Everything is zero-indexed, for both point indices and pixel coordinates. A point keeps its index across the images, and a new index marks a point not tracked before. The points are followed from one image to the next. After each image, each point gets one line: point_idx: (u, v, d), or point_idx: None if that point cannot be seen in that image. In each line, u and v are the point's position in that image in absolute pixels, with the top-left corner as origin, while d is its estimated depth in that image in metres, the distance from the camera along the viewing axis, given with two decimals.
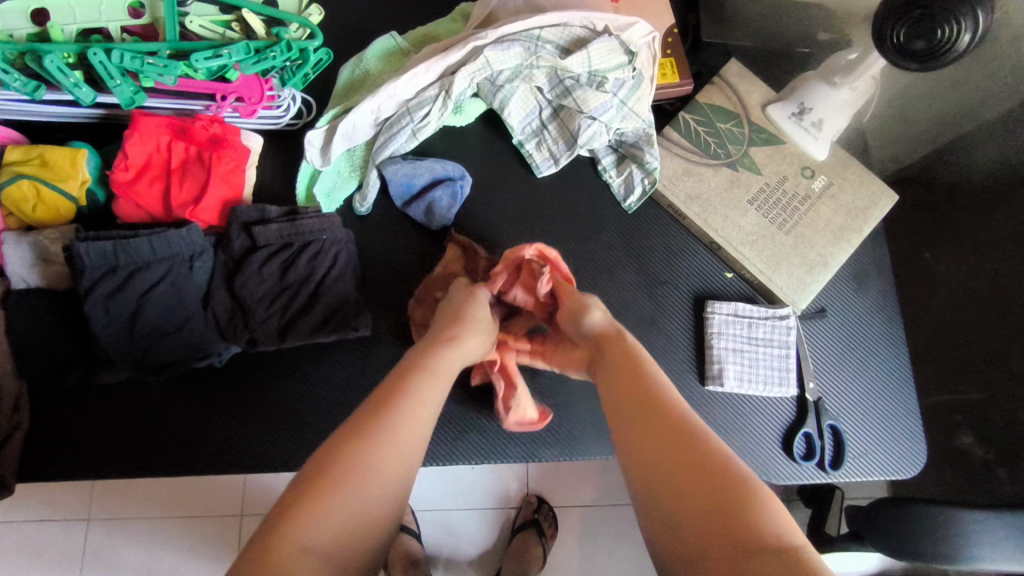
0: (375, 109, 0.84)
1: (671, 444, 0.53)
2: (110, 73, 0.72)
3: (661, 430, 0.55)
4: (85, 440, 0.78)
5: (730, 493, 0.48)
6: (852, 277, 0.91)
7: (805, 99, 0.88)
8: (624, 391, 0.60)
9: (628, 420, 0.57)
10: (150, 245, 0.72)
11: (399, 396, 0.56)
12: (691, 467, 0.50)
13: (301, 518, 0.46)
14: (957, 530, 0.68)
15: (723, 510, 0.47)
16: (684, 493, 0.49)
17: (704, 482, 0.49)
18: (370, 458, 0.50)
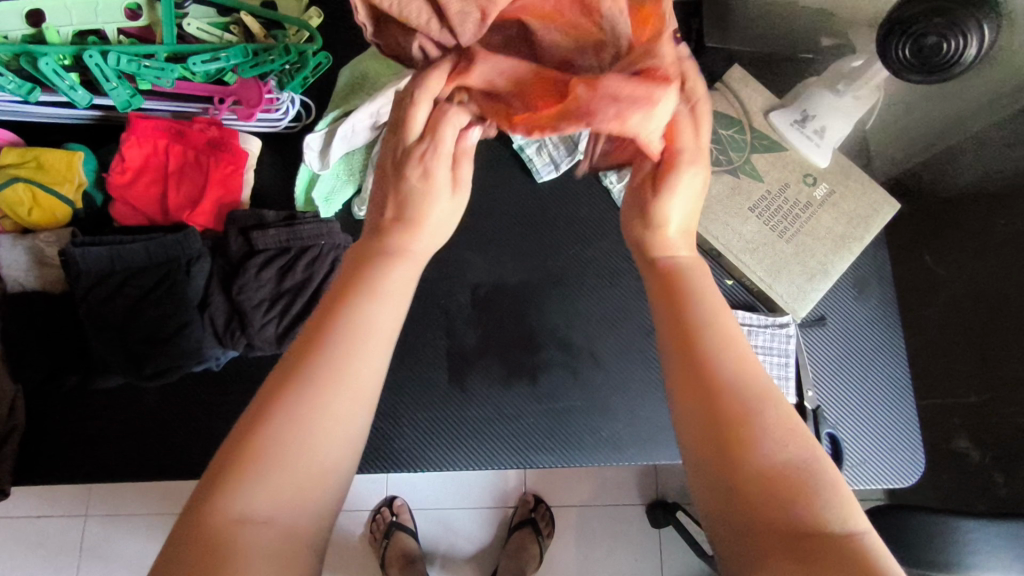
0: (375, 113, 0.82)
1: (719, 388, 0.42)
2: (106, 75, 0.71)
3: (703, 370, 0.43)
4: (82, 443, 0.77)
5: (786, 468, 0.38)
6: (852, 285, 0.91)
7: (807, 106, 0.87)
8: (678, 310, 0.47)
9: (686, 353, 0.44)
10: (146, 250, 0.73)
11: (347, 324, 0.43)
12: (743, 428, 0.40)
13: (235, 487, 0.37)
14: (954, 542, 0.68)
15: (778, 487, 0.38)
16: (732, 459, 0.39)
17: (754, 445, 0.39)
18: (314, 406, 0.40)
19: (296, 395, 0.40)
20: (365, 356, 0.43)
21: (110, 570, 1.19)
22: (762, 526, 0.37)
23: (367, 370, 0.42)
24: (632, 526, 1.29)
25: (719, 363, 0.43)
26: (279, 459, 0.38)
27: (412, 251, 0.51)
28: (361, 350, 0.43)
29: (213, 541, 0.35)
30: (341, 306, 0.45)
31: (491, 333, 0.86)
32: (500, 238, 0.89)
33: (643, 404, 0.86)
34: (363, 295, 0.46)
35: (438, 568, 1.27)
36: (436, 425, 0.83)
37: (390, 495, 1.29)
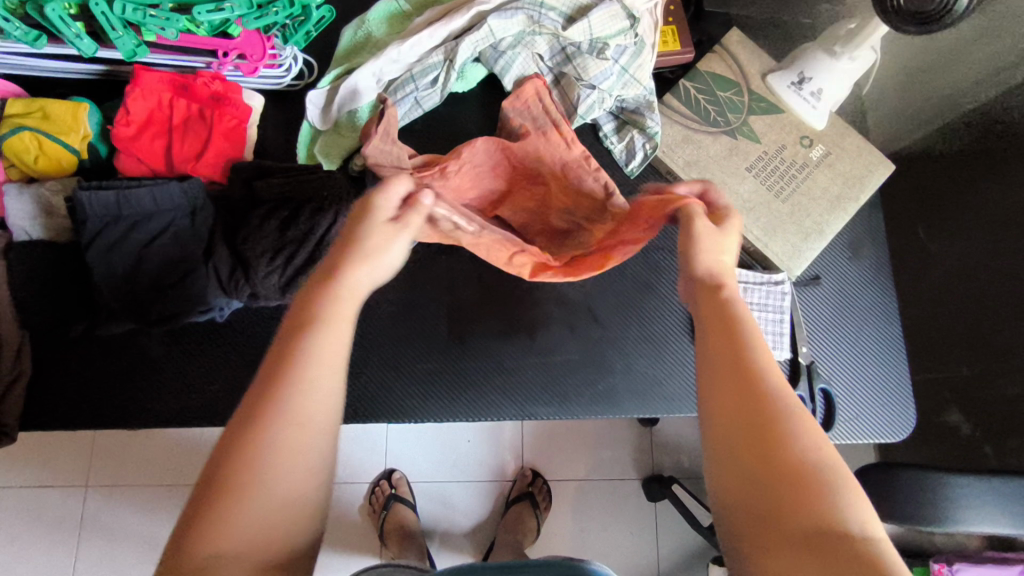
0: (377, 72, 0.84)
1: (749, 408, 0.47)
2: (112, 24, 0.71)
3: (732, 400, 0.48)
4: (86, 393, 0.79)
5: (802, 485, 0.42)
6: (847, 246, 0.92)
7: (804, 68, 0.88)
8: (715, 335, 0.52)
9: (716, 371, 0.50)
10: (152, 196, 0.73)
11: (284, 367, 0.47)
12: (764, 454, 0.45)
13: (208, 531, 0.42)
14: (944, 493, 0.69)
15: (789, 506, 0.42)
16: (749, 481, 0.44)
17: (770, 468, 0.44)
18: (271, 451, 0.44)
19: (253, 441, 0.44)
20: (312, 393, 0.47)
21: (111, 539, 1.20)
22: (773, 536, 0.42)
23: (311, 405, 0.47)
24: (628, 498, 1.31)
25: (751, 395, 0.47)
26: (243, 502, 0.43)
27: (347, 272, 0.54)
28: (311, 387, 0.47)
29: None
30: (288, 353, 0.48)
31: (490, 290, 0.87)
32: None
33: (639, 360, 0.87)
34: (309, 333, 0.49)
35: (437, 545, 1.28)
36: (436, 380, 0.85)
37: (389, 468, 1.30)
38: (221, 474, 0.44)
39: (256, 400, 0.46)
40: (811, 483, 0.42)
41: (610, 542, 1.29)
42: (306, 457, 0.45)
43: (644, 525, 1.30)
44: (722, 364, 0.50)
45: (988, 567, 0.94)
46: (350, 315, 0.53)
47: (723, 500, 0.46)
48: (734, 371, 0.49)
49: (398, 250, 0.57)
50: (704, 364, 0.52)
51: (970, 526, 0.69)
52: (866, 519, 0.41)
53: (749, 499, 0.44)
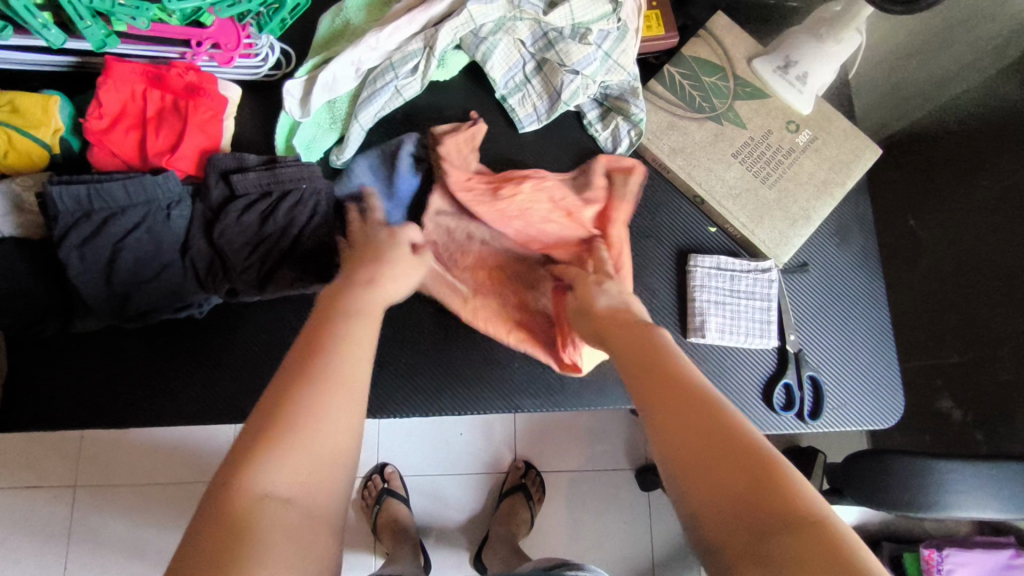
0: (357, 60, 0.83)
1: (685, 401, 0.47)
2: (80, 13, 0.68)
3: (668, 405, 0.48)
4: (65, 393, 0.77)
5: (749, 467, 0.41)
6: (834, 232, 0.91)
7: (790, 52, 0.87)
8: (642, 357, 0.54)
9: (646, 382, 0.51)
10: (125, 189, 0.71)
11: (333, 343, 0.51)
12: (714, 449, 0.43)
13: (261, 462, 0.42)
14: (934, 479, 0.69)
15: (742, 488, 0.41)
16: (696, 477, 0.43)
17: (714, 458, 0.43)
18: (319, 404, 0.46)
19: (302, 396, 0.46)
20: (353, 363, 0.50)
21: (101, 541, 1.19)
22: (733, 527, 0.40)
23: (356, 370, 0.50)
24: (621, 489, 1.30)
25: (681, 397, 0.48)
26: (296, 443, 0.44)
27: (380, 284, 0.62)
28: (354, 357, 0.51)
29: (240, 513, 0.40)
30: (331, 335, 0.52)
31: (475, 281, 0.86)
32: None
33: None
34: (341, 322, 0.54)
35: (432, 540, 1.27)
36: (422, 374, 0.84)
37: (382, 462, 1.29)
38: (264, 424, 0.45)
39: (298, 373, 0.48)
40: (758, 463, 0.42)
41: (604, 533, 1.28)
42: (348, 417, 0.47)
43: (638, 516, 1.29)
44: (650, 377, 0.51)
45: (979, 553, 0.94)
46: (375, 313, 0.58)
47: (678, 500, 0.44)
48: (664, 379, 0.50)
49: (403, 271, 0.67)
50: (639, 382, 0.52)
51: (959, 512, 0.69)
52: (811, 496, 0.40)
53: (696, 493, 0.42)
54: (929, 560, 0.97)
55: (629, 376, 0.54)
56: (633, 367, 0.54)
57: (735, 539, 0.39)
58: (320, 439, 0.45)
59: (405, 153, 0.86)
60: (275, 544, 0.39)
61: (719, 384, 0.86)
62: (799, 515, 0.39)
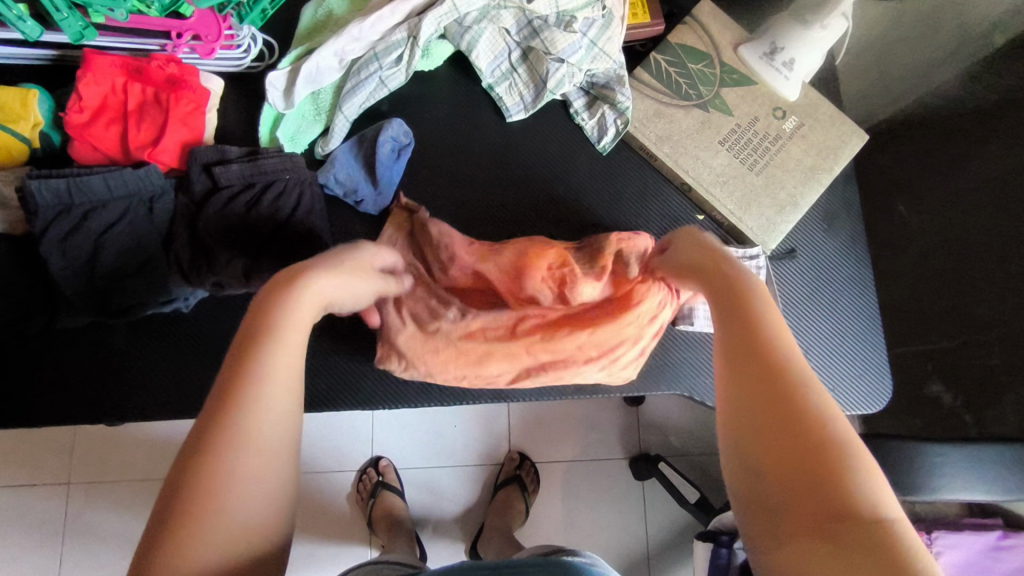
0: (340, 51, 0.82)
1: (768, 373, 0.47)
2: (55, 5, 0.68)
3: (754, 381, 0.48)
4: (52, 389, 0.77)
5: (831, 464, 0.41)
6: (822, 218, 0.91)
7: (776, 38, 0.86)
8: (731, 311, 0.54)
9: (734, 342, 0.51)
10: (105, 183, 0.70)
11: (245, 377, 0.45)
12: (787, 429, 0.44)
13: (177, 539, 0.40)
14: (921, 462, 0.70)
15: (813, 474, 0.41)
16: (770, 458, 0.44)
17: (792, 441, 0.43)
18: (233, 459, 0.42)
19: (218, 462, 0.42)
20: (276, 404, 0.45)
21: (95, 538, 1.19)
22: (799, 506, 0.41)
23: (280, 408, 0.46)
24: (615, 478, 1.31)
25: (772, 375, 0.47)
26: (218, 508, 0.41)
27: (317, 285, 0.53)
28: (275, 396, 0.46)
29: None
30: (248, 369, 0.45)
31: None
32: (473, 177, 0.89)
33: None
34: (253, 365, 0.46)
35: (428, 532, 1.28)
36: None
37: (376, 455, 1.29)
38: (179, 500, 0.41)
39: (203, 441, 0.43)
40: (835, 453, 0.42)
41: (598, 522, 1.29)
42: (268, 476, 0.44)
43: (631, 504, 1.30)
44: (739, 338, 0.51)
45: (968, 535, 0.95)
46: (309, 313, 0.52)
47: (743, 471, 0.45)
48: (752, 344, 0.50)
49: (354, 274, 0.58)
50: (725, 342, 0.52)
51: (946, 493, 0.70)
52: (882, 493, 0.40)
53: (768, 471, 0.43)
54: None
55: (721, 340, 0.53)
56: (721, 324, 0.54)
57: (801, 524, 0.40)
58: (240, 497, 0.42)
59: (388, 135, 0.83)
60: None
61: (707, 371, 0.87)
62: (862, 510, 0.39)
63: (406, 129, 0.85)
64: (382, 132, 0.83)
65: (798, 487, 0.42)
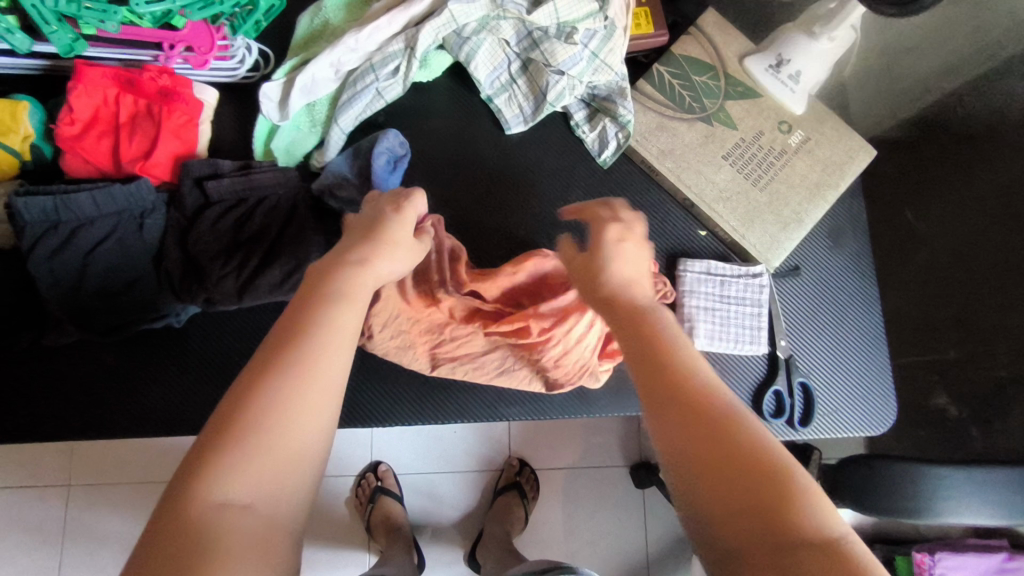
0: (336, 62, 0.81)
1: (694, 404, 0.46)
2: (45, 18, 0.67)
3: (685, 406, 0.46)
4: (44, 404, 0.76)
5: (775, 488, 0.40)
6: (827, 234, 0.89)
7: (782, 50, 0.85)
8: (645, 347, 0.51)
9: (654, 380, 0.48)
10: (93, 200, 0.69)
11: (305, 335, 0.48)
12: (728, 455, 0.42)
13: (222, 464, 0.42)
14: (925, 487, 0.68)
15: (758, 499, 0.40)
16: (707, 487, 0.42)
17: (731, 472, 0.41)
18: (284, 404, 0.45)
19: (265, 398, 0.45)
20: (331, 357, 0.48)
21: (94, 542, 1.19)
22: (748, 537, 0.39)
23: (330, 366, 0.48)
24: (615, 486, 1.29)
25: (702, 402, 0.46)
26: (257, 447, 0.43)
27: (373, 265, 0.57)
28: (332, 359, 0.48)
29: (195, 521, 0.40)
30: (302, 327, 0.49)
31: None
32: (471, 189, 0.87)
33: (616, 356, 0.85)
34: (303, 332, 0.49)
35: (427, 538, 1.27)
36: (405, 384, 0.82)
37: (374, 461, 1.28)
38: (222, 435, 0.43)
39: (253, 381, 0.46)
40: (781, 477, 0.41)
41: (597, 531, 1.28)
42: (309, 433, 0.45)
43: (631, 513, 1.28)
44: (659, 375, 0.49)
45: (972, 555, 0.94)
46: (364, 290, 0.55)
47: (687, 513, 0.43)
48: (678, 377, 0.48)
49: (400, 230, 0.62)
50: (649, 377, 0.49)
51: (953, 518, 0.68)
52: (829, 518, 0.39)
53: (713, 511, 0.41)
54: (921, 564, 0.96)
55: (639, 376, 0.50)
56: (639, 362, 0.51)
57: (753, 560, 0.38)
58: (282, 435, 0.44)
59: (384, 147, 0.80)
60: (242, 551, 0.39)
61: None
62: (812, 538, 0.38)
63: (401, 139, 0.83)
64: (378, 144, 0.80)
65: (744, 510, 0.40)
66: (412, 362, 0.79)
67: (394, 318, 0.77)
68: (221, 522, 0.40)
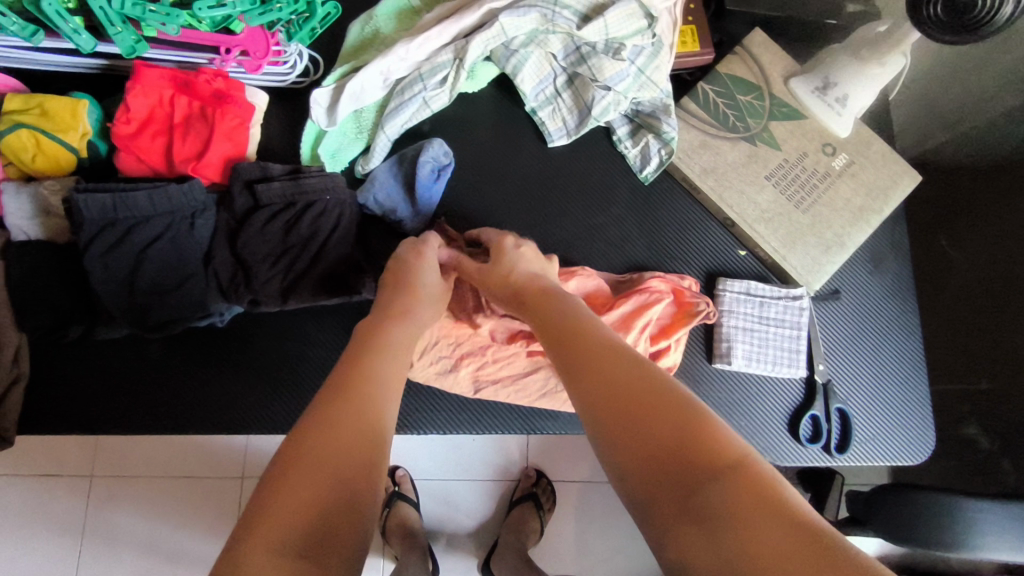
0: (386, 71, 0.81)
1: (603, 369, 0.49)
2: (110, 19, 0.68)
3: (595, 369, 0.50)
4: (86, 396, 0.78)
5: (683, 428, 0.43)
6: (868, 259, 0.88)
7: (829, 73, 0.84)
8: (556, 335, 0.55)
9: (569, 362, 0.52)
10: (150, 199, 0.71)
11: (354, 382, 0.52)
12: (636, 409, 0.45)
13: (272, 513, 0.41)
14: (958, 518, 0.65)
15: (668, 434, 0.43)
16: (621, 437, 0.45)
17: (644, 424, 0.44)
18: (331, 442, 0.46)
19: (315, 440, 0.45)
20: (373, 402, 0.51)
21: (113, 534, 1.19)
22: (665, 479, 0.41)
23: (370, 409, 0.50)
24: None
25: (612, 364, 0.50)
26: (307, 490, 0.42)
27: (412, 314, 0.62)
28: (374, 405, 0.50)
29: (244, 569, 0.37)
30: (351, 380, 0.52)
31: None
32: (511, 200, 0.88)
33: None
34: (351, 380, 0.52)
35: (443, 545, 1.27)
36: (440, 394, 0.83)
37: (393, 465, 1.28)
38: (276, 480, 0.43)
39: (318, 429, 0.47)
40: (685, 416, 0.44)
41: (613, 546, 1.26)
42: (353, 474, 0.45)
43: None
44: (572, 355, 0.52)
45: None
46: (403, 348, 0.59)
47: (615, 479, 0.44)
48: (588, 351, 0.52)
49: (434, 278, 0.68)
50: (565, 360, 0.53)
51: (987, 553, 0.65)
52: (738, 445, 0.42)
53: (632, 468, 0.43)
54: None
55: (558, 361, 0.53)
56: (556, 349, 0.54)
57: (668, 498, 0.41)
58: (332, 463, 0.44)
59: (429, 157, 0.81)
60: None
61: (742, 411, 0.84)
62: (724, 467, 0.41)
63: (446, 149, 0.83)
64: (423, 154, 0.81)
65: (658, 456, 0.42)
66: (456, 387, 0.80)
67: (433, 347, 0.79)
68: (270, 551, 0.38)
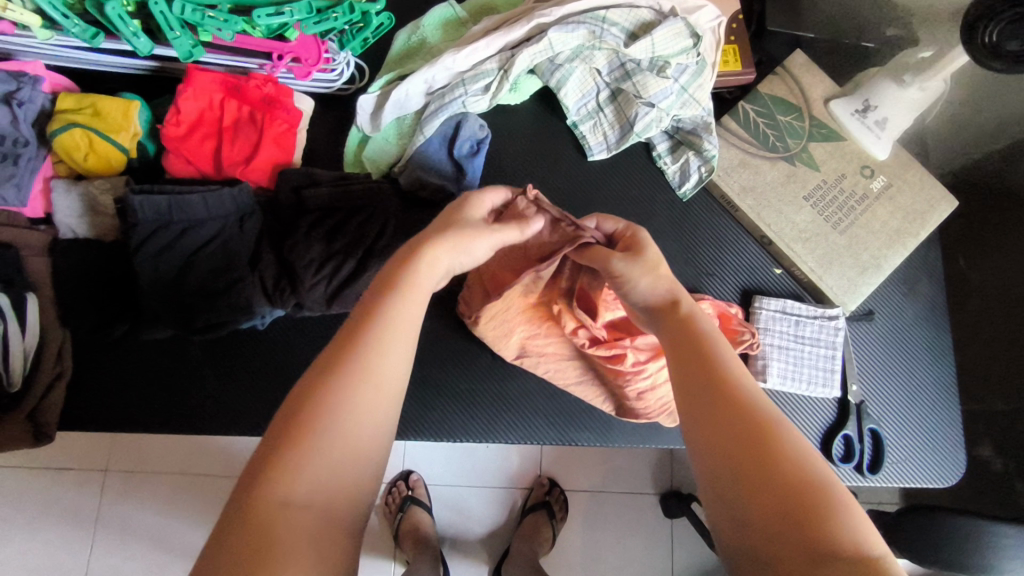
0: (429, 79, 0.82)
1: (730, 415, 0.46)
2: (170, 24, 0.69)
3: (731, 417, 0.46)
4: (122, 394, 0.78)
5: (816, 507, 0.40)
6: (901, 281, 0.89)
7: (869, 95, 0.85)
8: (683, 359, 0.51)
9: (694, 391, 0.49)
10: (204, 203, 0.72)
11: (382, 312, 0.47)
12: (765, 472, 0.42)
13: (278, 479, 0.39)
14: (987, 544, 0.65)
15: (807, 513, 0.40)
16: (750, 490, 0.42)
17: (776, 492, 0.41)
18: (345, 392, 0.42)
19: (331, 389, 0.42)
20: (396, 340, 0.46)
21: (125, 529, 1.19)
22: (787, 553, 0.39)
23: (395, 351, 0.46)
24: (645, 514, 1.27)
25: (751, 423, 0.45)
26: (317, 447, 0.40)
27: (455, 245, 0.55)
28: (401, 338, 0.46)
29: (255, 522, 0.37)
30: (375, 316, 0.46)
31: None
32: None
33: None
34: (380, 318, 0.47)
35: (449, 549, 1.26)
36: (476, 404, 0.83)
37: (408, 469, 1.28)
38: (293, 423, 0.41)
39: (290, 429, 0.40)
40: (819, 493, 0.41)
41: (625, 558, 1.26)
42: (369, 417, 0.43)
43: (661, 543, 1.27)
44: (700, 385, 0.49)
45: None
46: (440, 268, 0.53)
47: (727, 529, 0.43)
48: (722, 390, 0.48)
49: (483, 241, 0.57)
50: (694, 390, 0.49)
51: None
52: (875, 536, 0.40)
53: (752, 528, 0.41)
54: None
55: (682, 389, 0.50)
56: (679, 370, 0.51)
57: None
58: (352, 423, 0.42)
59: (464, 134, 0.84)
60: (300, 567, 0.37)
61: None
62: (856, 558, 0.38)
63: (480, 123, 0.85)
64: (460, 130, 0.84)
65: (784, 530, 0.40)
66: (502, 348, 0.81)
67: (501, 310, 0.76)
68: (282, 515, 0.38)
